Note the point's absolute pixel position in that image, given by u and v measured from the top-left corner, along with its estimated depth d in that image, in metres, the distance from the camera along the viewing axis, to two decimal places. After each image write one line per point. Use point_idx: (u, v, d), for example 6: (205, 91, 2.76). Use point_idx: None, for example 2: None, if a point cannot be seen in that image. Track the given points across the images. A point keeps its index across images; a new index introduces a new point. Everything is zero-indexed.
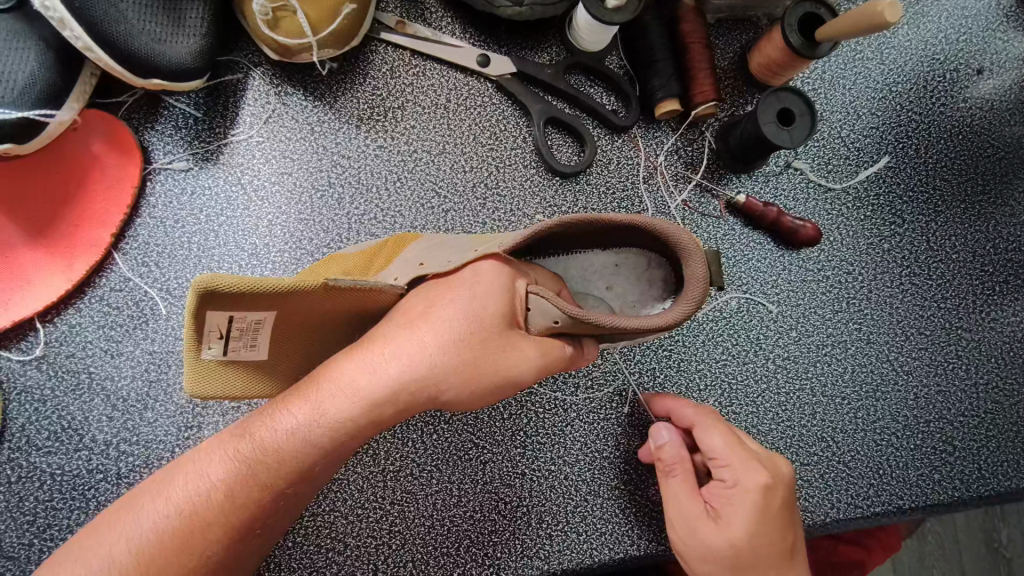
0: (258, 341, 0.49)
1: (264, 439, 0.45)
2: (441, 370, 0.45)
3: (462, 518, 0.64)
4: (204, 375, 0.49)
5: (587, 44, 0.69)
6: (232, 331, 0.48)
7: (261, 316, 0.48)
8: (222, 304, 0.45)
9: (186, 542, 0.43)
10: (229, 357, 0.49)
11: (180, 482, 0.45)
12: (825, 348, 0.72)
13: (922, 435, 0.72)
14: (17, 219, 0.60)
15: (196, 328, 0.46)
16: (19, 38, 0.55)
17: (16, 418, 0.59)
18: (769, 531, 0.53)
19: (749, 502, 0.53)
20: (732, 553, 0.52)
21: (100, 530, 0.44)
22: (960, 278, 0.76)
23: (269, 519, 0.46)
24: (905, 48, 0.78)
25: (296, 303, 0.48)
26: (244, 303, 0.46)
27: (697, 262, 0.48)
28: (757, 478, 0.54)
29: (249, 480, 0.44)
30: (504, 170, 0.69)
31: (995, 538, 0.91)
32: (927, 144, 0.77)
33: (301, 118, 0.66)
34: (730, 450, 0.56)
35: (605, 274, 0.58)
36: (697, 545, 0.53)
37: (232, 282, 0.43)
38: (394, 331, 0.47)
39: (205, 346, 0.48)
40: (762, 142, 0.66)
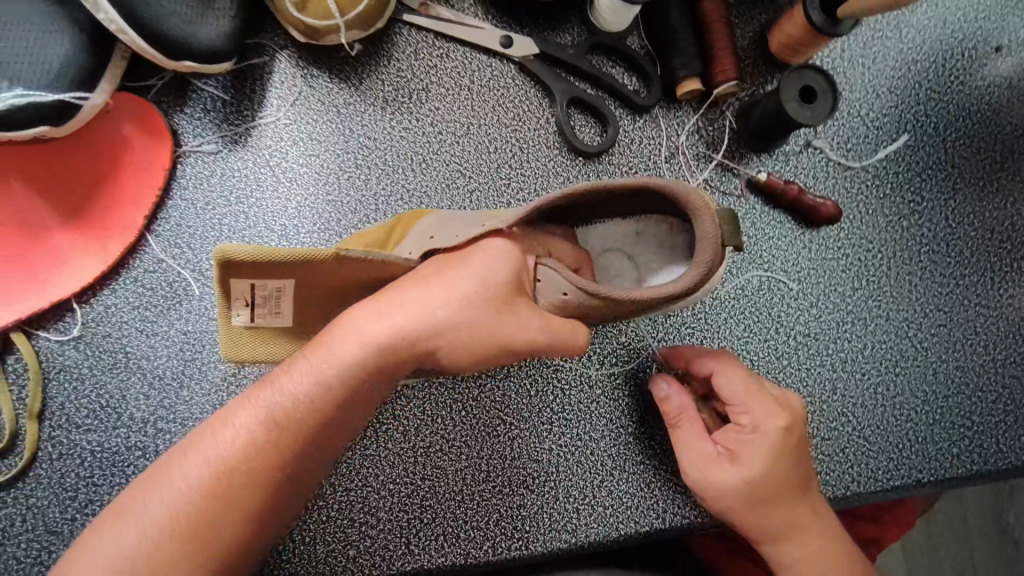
0: (281, 309, 0.53)
1: (286, 389, 0.47)
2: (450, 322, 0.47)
3: (491, 492, 0.65)
4: (236, 338, 0.55)
5: (608, 25, 0.70)
6: (256, 298, 0.52)
7: (279, 284, 0.51)
8: (241, 272, 0.49)
9: (223, 495, 0.45)
10: (256, 323, 0.53)
11: (210, 439, 0.47)
12: (845, 324, 0.73)
13: (942, 409, 0.73)
14: (52, 201, 0.61)
15: (224, 294, 0.51)
16: (54, 21, 0.55)
17: (55, 397, 0.60)
18: (783, 468, 0.57)
19: (766, 444, 0.57)
20: (748, 488, 0.57)
21: (141, 487, 0.46)
22: (978, 255, 0.76)
23: (296, 470, 0.48)
24: (923, 27, 0.79)
25: (311, 273, 0.51)
26: (261, 271, 0.50)
27: (707, 222, 0.49)
28: (775, 422, 0.58)
29: (273, 432, 0.46)
30: (528, 150, 0.69)
31: (1003, 517, 0.88)
32: (945, 122, 0.78)
33: (327, 100, 0.67)
34: (745, 395, 0.59)
35: (627, 243, 0.59)
36: (712, 485, 0.58)
37: (243, 252, 0.47)
38: (405, 287, 0.48)
39: (234, 312, 0.53)
40: (784, 120, 0.67)
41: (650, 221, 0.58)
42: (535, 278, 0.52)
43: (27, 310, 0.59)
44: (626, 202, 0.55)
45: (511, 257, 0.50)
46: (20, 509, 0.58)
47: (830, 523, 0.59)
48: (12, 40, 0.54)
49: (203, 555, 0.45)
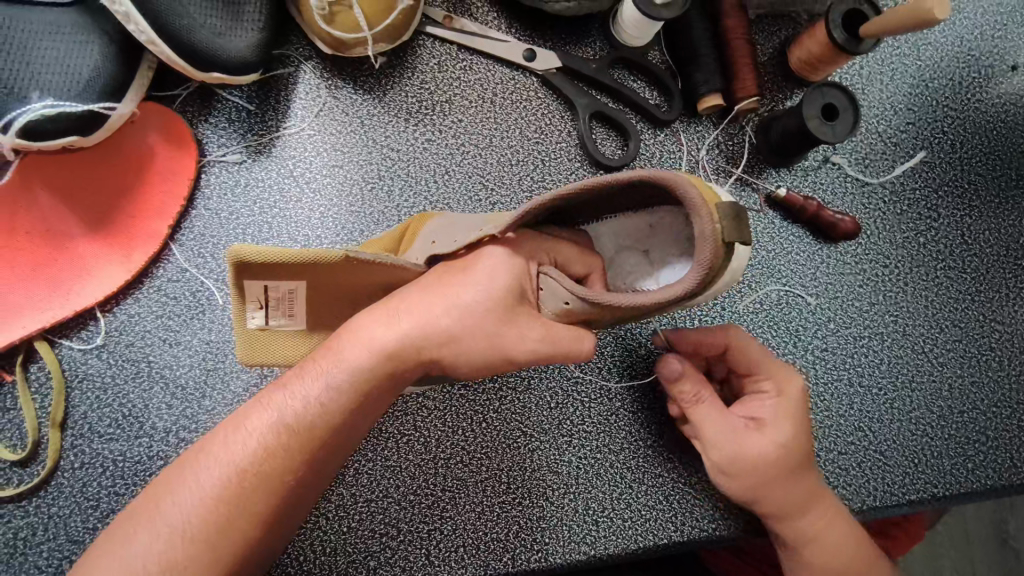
0: (294, 312, 0.53)
1: (294, 393, 0.47)
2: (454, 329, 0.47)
3: (511, 504, 0.65)
4: (253, 344, 0.55)
5: (630, 39, 0.70)
6: (270, 300, 0.52)
7: (292, 286, 0.52)
8: (256, 273, 0.50)
9: (234, 500, 0.44)
10: (270, 326, 0.54)
11: (222, 441, 0.46)
12: (862, 339, 0.73)
13: (957, 425, 0.73)
14: (77, 210, 0.61)
15: (239, 297, 0.52)
16: (83, 32, 0.55)
17: (78, 406, 0.60)
18: (804, 432, 0.61)
19: (790, 406, 0.61)
20: (784, 452, 0.59)
21: (158, 489, 0.46)
22: (993, 272, 0.77)
23: (303, 477, 0.47)
24: (940, 44, 0.79)
25: (321, 275, 0.51)
26: (274, 272, 0.50)
27: (704, 220, 0.46)
28: (796, 386, 0.62)
29: (283, 436, 0.46)
30: (549, 163, 0.70)
31: (1003, 529, 0.91)
32: (961, 139, 0.78)
33: (351, 111, 0.67)
34: (764, 362, 0.63)
35: (640, 237, 0.58)
36: (752, 456, 0.58)
37: (254, 253, 0.48)
38: (409, 294, 0.49)
39: (249, 315, 0.53)
40: (805, 136, 0.67)
41: (663, 211, 0.56)
42: (539, 287, 0.53)
43: (51, 318, 0.59)
44: (632, 194, 0.54)
45: (510, 265, 0.50)
46: (42, 519, 0.58)
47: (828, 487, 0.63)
48: (41, 50, 0.54)
49: (215, 562, 0.44)
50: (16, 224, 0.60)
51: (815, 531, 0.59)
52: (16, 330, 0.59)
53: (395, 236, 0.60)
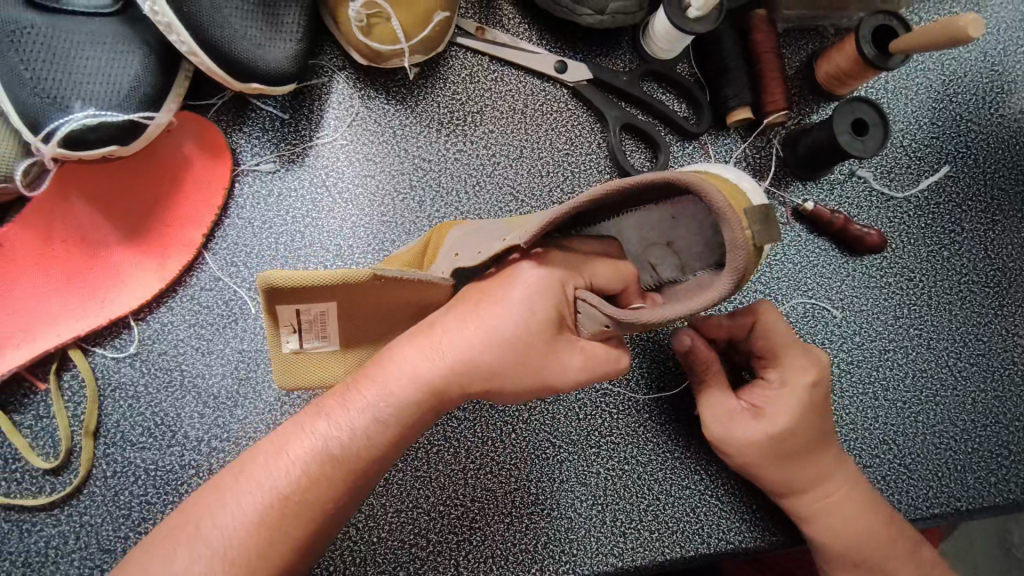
0: (327, 332, 0.53)
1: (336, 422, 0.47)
2: (497, 362, 0.47)
3: (540, 515, 0.65)
4: (288, 366, 0.54)
5: (661, 52, 0.70)
6: (303, 322, 0.52)
7: (323, 307, 0.51)
8: (287, 298, 0.50)
9: (277, 528, 0.44)
10: (304, 348, 0.53)
11: (263, 466, 0.46)
12: (887, 353, 0.74)
13: (980, 438, 0.73)
14: (113, 218, 0.61)
15: (272, 322, 0.51)
16: (124, 42, 0.55)
17: (111, 414, 0.60)
18: (810, 422, 0.60)
19: (795, 397, 0.59)
20: (778, 439, 0.58)
21: (192, 510, 0.46)
22: (1016, 286, 0.77)
23: (342, 506, 0.47)
24: (965, 60, 0.80)
25: (353, 295, 0.51)
26: (305, 296, 0.50)
27: (734, 228, 0.44)
28: (805, 376, 0.60)
29: (329, 467, 0.46)
30: (579, 175, 0.70)
31: (1008, 538, 0.85)
32: (985, 154, 0.79)
33: (383, 121, 0.68)
34: (779, 349, 0.61)
35: (664, 231, 0.55)
36: (742, 440, 0.59)
37: (287, 278, 0.48)
38: (449, 321, 0.49)
39: (283, 339, 0.52)
40: (835, 150, 0.67)
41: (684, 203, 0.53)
42: (575, 310, 0.51)
43: (86, 327, 0.60)
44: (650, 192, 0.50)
45: (544, 290, 0.48)
46: (74, 527, 0.58)
47: (850, 470, 0.62)
48: (83, 60, 0.54)
49: None
50: (52, 233, 0.60)
51: (812, 511, 0.61)
52: (51, 338, 0.59)
53: (418, 249, 0.59)
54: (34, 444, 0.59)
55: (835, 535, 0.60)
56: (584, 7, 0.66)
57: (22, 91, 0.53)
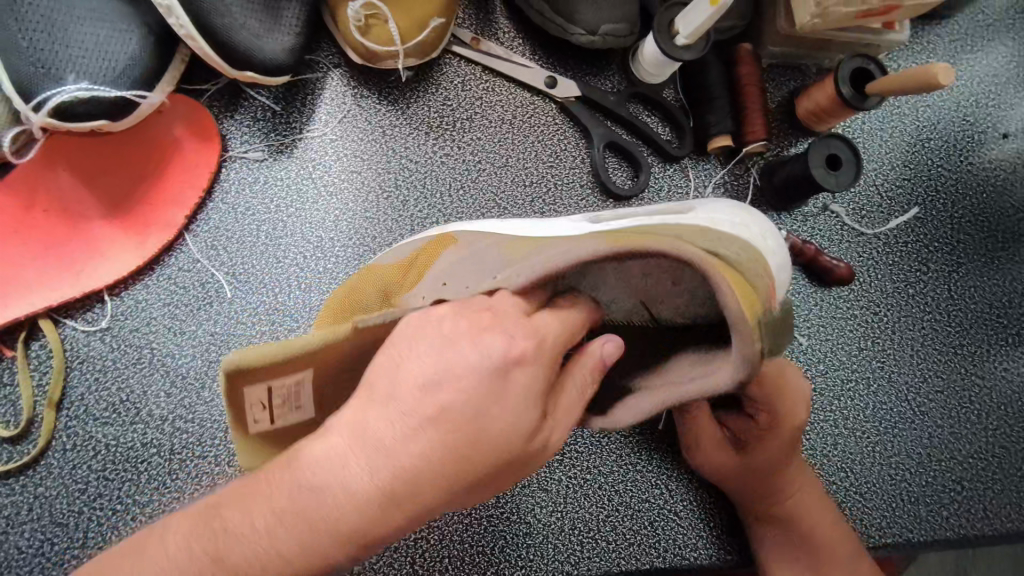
0: (301, 403, 0.46)
1: (228, 538, 0.35)
2: (458, 482, 0.36)
3: (498, 518, 0.66)
4: (260, 440, 0.47)
5: (648, 77, 0.73)
6: (274, 400, 0.45)
7: (297, 380, 0.44)
8: (254, 380, 0.42)
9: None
10: (278, 425, 0.46)
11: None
12: (849, 383, 0.76)
13: (934, 472, 0.75)
14: (97, 192, 0.62)
15: (236, 403, 0.43)
16: (124, 21, 0.57)
17: (76, 387, 0.60)
18: (785, 454, 0.62)
19: (780, 437, 0.61)
20: (738, 471, 0.63)
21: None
22: (976, 327, 0.80)
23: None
24: (939, 107, 0.83)
25: (329, 363, 0.44)
26: (276, 374, 0.42)
27: (744, 343, 0.39)
28: (795, 420, 0.60)
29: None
30: (562, 187, 0.72)
31: None
32: (953, 198, 0.82)
33: (374, 120, 0.69)
34: (779, 393, 0.58)
35: (674, 274, 0.46)
36: (716, 465, 0.63)
37: (260, 359, 0.40)
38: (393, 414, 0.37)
39: (250, 418, 0.45)
40: (809, 182, 0.70)
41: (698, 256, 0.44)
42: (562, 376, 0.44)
43: (59, 298, 0.60)
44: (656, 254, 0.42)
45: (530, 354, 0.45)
46: (27, 498, 0.58)
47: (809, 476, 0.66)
48: (81, 34, 0.55)
49: None
50: (34, 201, 0.60)
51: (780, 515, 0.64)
52: (22, 306, 0.59)
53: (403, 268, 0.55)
54: None
55: (777, 549, 0.64)
56: (577, 27, 0.68)
57: (18, 61, 0.53)
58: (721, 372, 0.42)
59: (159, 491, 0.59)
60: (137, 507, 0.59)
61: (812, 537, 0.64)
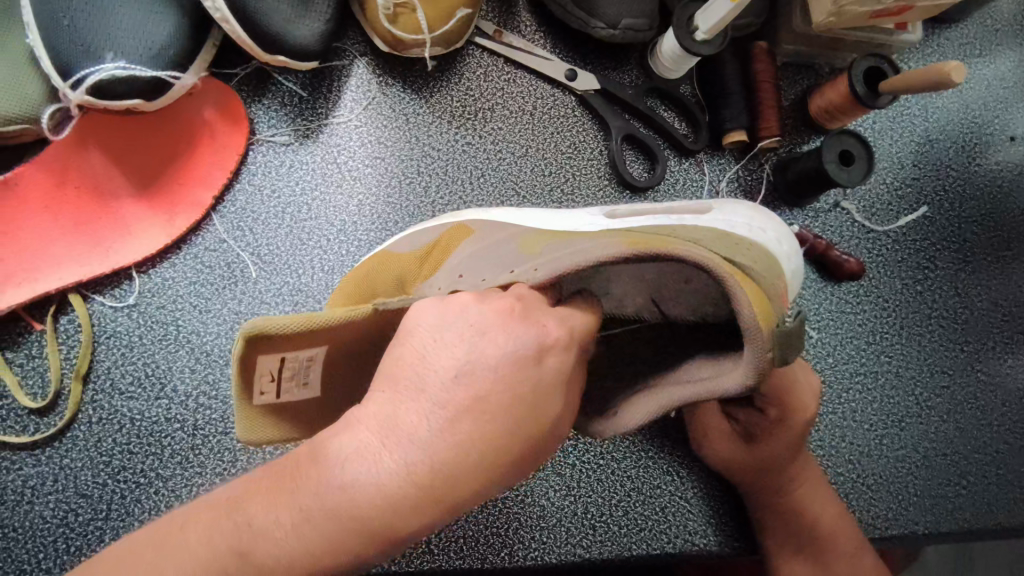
0: (310, 379, 0.44)
1: (250, 541, 0.32)
2: (486, 479, 0.33)
3: (512, 501, 0.67)
4: (261, 422, 0.44)
5: (666, 71, 0.74)
6: (283, 373, 0.43)
7: (312, 353, 0.43)
8: (273, 346, 0.41)
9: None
10: (281, 401, 0.44)
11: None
12: (857, 376, 0.77)
13: (940, 467, 0.76)
14: (127, 171, 0.63)
15: (245, 375, 0.41)
16: (161, 3, 0.58)
17: (103, 361, 0.61)
18: (791, 450, 0.63)
19: (787, 433, 0.62)
20: (747, 463, 0.64)
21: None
22: (982, 324, 0.81)
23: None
24: (948, 109, 0.85)
25: (347, 335, 0.44)
26: (295, 343, 0.41)
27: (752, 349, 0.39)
28: (799, 418, 0.62)
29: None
30: (580, 178, 0.73)
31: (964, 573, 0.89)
32: (960, 198, 0.84)
33: (398, 108, 0.71)
34: (781, 393, 0.61)
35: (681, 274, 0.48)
36: (722, 458, 0.65)
37: (281, 325, 0.39)
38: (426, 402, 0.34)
39: (255, 393, 0.43)
40: (822, 178, 0.71)
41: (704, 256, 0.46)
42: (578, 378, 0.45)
43: (88, 273, 0.61)
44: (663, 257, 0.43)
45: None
46: (53, 469, 0.59)
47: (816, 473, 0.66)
48: (119, 15, 0.57)
49: None
50: (67, 178, 0.62)
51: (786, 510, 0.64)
52: (53, 280, 0.60)
53: (418, 256, 0.54)
54: (22, 383, 0.60)
55: (781, 547, 0.65)
56: (599, 20, 0.70)
57: (59, 40, 0.55)
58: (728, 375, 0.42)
59: (182, 466, 0.60)
60: (159, 481, 0.60)
61: (817, 533, 0.64)
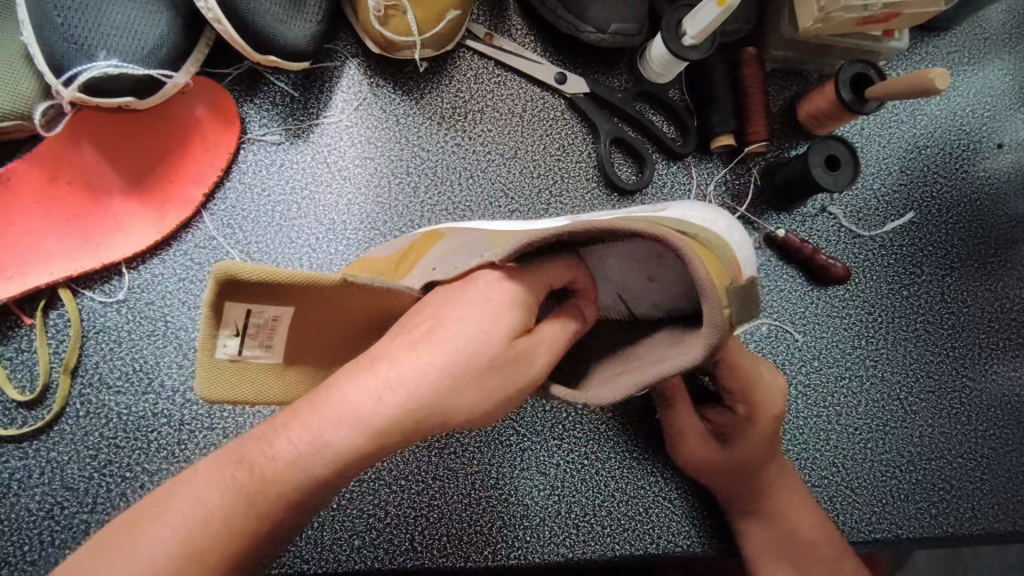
0: (273, 341, 0.48)
1: (268, 452, 0.40)
2: (469, 397, 0.42)
3: (497, 500, 0.67)
4: (218, 375, 0.47)
5: (655, 76, 0.75)
6: (249, 327, 0.46)
7: (278, 311, 0.47)
8: (241, 295, 0.45)
9: (204, 575, 0.38)
10: (244, 358, 0.48)
11: (179, 506, 0.39)
12: (843, 380, 0.77)
13: (924, 471, 0.77)
14: (119, 168, 0.64)
15: (214, 320, 0.45)
16: (154, 3, 0.59)
17: (91, 355, 0.62)
18: (763, 447, 0.63)
19: (756, 428, 0.63)
20: (722, 464, 0.63)
21: (93, 560, 0.38)
22: (968, 330, 0.82)
23: (271, 542, 0.41)
24: (936, 116, 0.86)
25: (314, 299, 0.47)
26: (264, 295, 0.45)
27: (712, 306, 0.40)
28: (768, 411, 0.63)
29: (255, 511, 0.39)
30: (568, 180, 0.74)
31: None
32: (948, 205, 0.84)
33: (388, 109, 0.71)
34: (748, 388, 0.62)
35: (646, 266, 0.51)
36: (699, 460, 0.64)
37: (255, 273, 0.43)
38: (394, 353, 0.42)
39: (221, 342, 0.46)
40: (808, 182, 0.72)
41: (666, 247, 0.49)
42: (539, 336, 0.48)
43: (79, 268, 0.62)
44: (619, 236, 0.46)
45: (512, 307, 0.45)
46: (39, 462, 0.59)
47: (793, 479, 0.67)
48: (113, 14, 0.57)
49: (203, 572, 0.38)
50: (59, 174, 0.62)
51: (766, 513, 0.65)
52: (44, 275, 0.61)
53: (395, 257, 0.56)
54: (11, 375, 0.61)
55: (764, 554, 0.64)
56: (588, 25, 0.71)
57: (52, 38, 0.56)
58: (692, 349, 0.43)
59: (168, 461, 0.61)
60: (145, 475, 0.60)
61: (795, 536, 0.64)
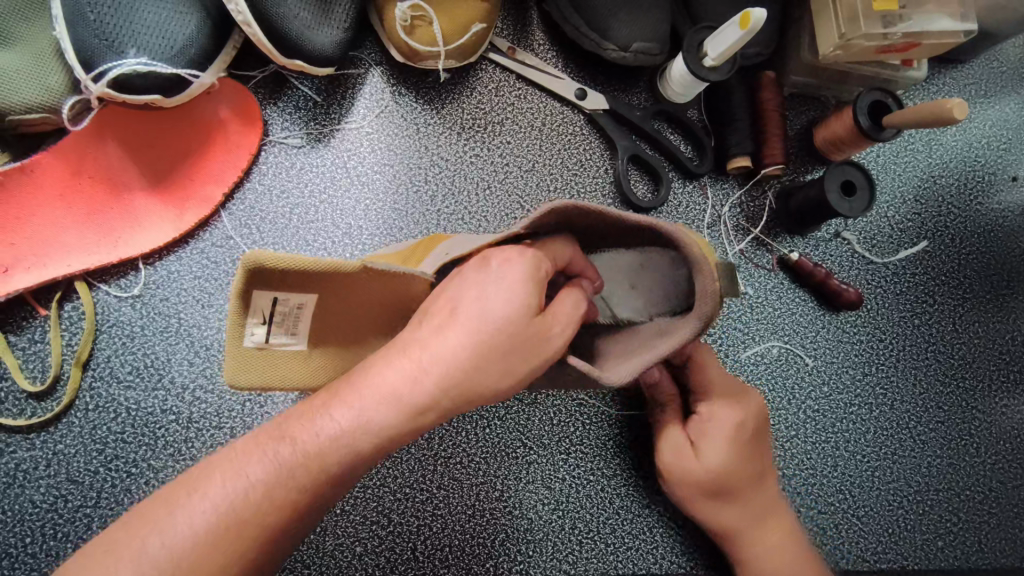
0: (299, 329, 0.48)
1: (308, 430, 0.41)
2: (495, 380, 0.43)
3: (501, 511, 0.67)
4: (248, 362, 0.48)
5: (672, 96, 0.76)
6: (276, 315, 0.47)
7: (302, 300, 0.47)
8: (268, 283, 0.46)
9: (238, 547, 0.38)
10: (271, 345, 0.48)
11: (219, 480, 0.39)
12: (852, 407, 0.77)
13: (931, 501, 0.76)
14: (142, 165, 0.65)
15: (242, 307, 0.46)
16: (185, 4, 0.60)
17: (103, 349, 0.62)
18: (741, 459, 0.61)
19: (724, 434, 0.61)
20: (704, 481, 0.61)
21: (128, 527, 0.38)
22: (980, 361, 0.81)
23: (303, 521, 0.41)
24: (952, 147, 0.86)
25: (336, 288, 0.48)
26: (290, 282, 0.46)
27: (707, 280, 0.44)
28: (731, 415, 0.62)
29: (297, 484, 0.40)
30: (584, 195, 0.74)
31: None
32: (962, 235, 0.84)
33: (408, 117, 0.72)
34: (716, 383, 0.64)
35: (628, 275, 0.55)
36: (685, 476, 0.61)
37: (279, 260, 0.44)
38: (422, 335, 0.43)
39: (248, 330, 0.47)
40: (824, 207, 0.72)
41: (655, 253, 0.54)
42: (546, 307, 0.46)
43: (96, 262, 0.62)
44: (630, 233, 0.51)
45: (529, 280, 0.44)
46: (46, 454, 0.59)
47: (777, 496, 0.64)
48: (144, 13, 0.58)
49: (248, 545, 0.38)
50: (82, 168, 0.63)
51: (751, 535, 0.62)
52: (61, 267, 0.61)
53: (408, 251, 0.57)
54: (23, 366, 0.61)
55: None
56: (610, 43, 0.71)
57: (83, 34, 0.57)
58: (684, 329, 0.46)
59: (173, 458, 0.60)
60: (151, 472, 0.60)
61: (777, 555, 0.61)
